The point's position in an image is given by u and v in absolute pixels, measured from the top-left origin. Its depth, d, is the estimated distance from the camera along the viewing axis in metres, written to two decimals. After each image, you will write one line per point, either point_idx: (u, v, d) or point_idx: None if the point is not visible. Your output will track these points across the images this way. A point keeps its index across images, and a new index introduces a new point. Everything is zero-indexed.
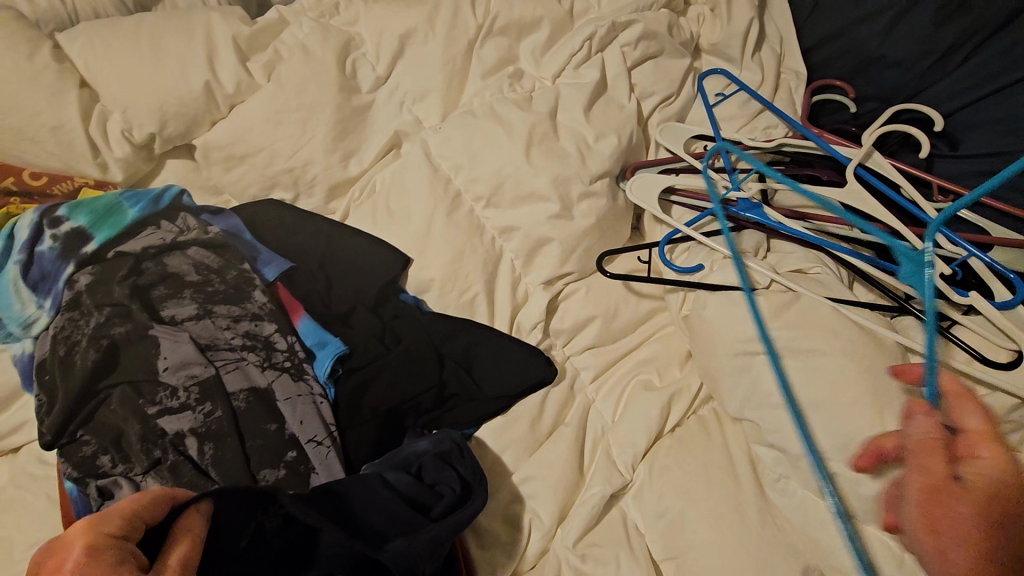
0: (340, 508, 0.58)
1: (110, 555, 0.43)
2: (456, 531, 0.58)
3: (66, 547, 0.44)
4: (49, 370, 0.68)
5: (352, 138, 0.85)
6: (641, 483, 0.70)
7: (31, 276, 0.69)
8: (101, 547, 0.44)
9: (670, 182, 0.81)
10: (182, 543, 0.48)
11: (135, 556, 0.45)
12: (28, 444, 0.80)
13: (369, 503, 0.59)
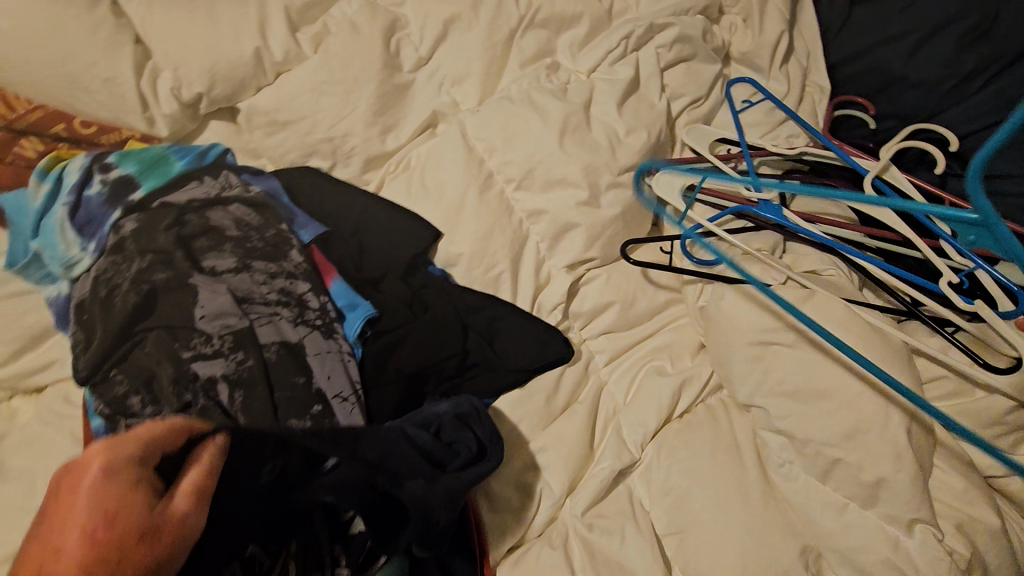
0: (352, 447, 0.55)
1: (125, 489, 0.41)
2: (469, 486, 0.62)
3: (79, 467, 0.41)
4: (87, 310, 0.70)
5: (391, 114, 0.88)
6: (650, 462, 0.73)
7: (77, 218, 0.71)
8: (112, 479, 0.41)
9: (693, 180, 0.84)
10: (194, 474, 0.45)
11: (150, 489, 0.42)
12: (56, 383, 0.83)
13: (388, 449, 0.58)
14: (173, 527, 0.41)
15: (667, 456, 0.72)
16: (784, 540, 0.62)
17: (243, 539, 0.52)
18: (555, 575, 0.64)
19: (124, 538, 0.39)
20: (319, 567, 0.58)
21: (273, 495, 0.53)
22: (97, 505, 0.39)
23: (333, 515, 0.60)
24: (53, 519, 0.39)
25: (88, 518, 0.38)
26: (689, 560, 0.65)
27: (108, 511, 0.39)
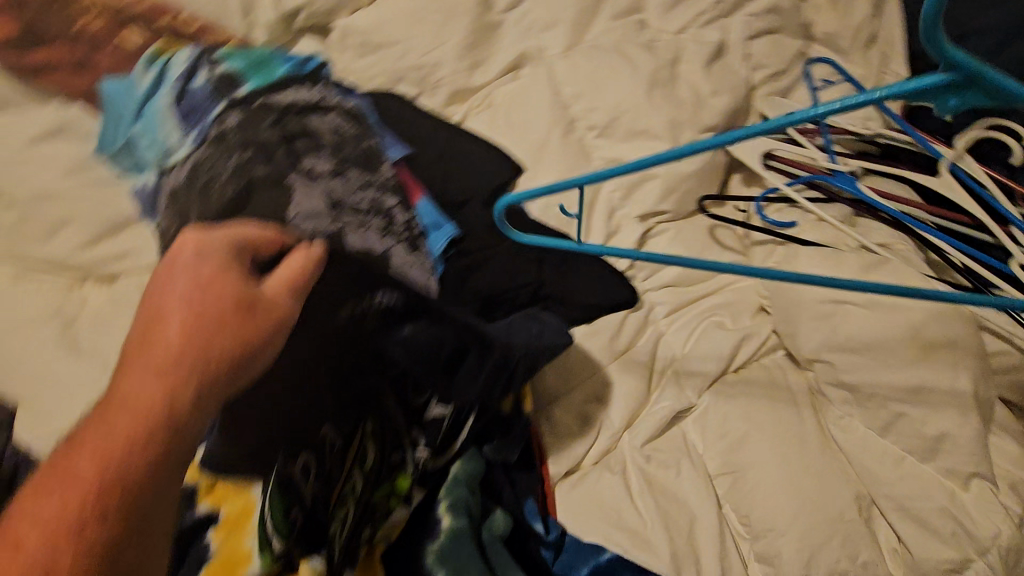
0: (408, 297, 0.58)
1: (219, 264, 0.50)
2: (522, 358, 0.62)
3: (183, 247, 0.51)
4: (182, 197, 0.72)
5: (481, 51, 0.90)
6: (707, 407, 0.75)
7: (182, 107, 0.74)
8: (212, 258, 0.50)
9: (771, 146, 0.86)
10: (285, 271, 0.52)
11: (247, 272, 0.51)
12: (126, 273, 0.85)
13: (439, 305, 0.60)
14: (262, 301, 0.50)
15: (725, 403, 0.74)
16: (840, 487, 0.64)
17: (324, 403, 0.54)
18: (615, 497, 0.67)
19: (219, 297, 0.48)
20: (397, 446, 0.59)
21: (344, 353, 0.55)
22: (197, 274, 0.49)
23: (410, 401, 0.60)
24: (163, 277, 0.50)
25: (192, 281, 0.48)
26: (743, 497, 0.67)
27: (207, 277, 0.49)
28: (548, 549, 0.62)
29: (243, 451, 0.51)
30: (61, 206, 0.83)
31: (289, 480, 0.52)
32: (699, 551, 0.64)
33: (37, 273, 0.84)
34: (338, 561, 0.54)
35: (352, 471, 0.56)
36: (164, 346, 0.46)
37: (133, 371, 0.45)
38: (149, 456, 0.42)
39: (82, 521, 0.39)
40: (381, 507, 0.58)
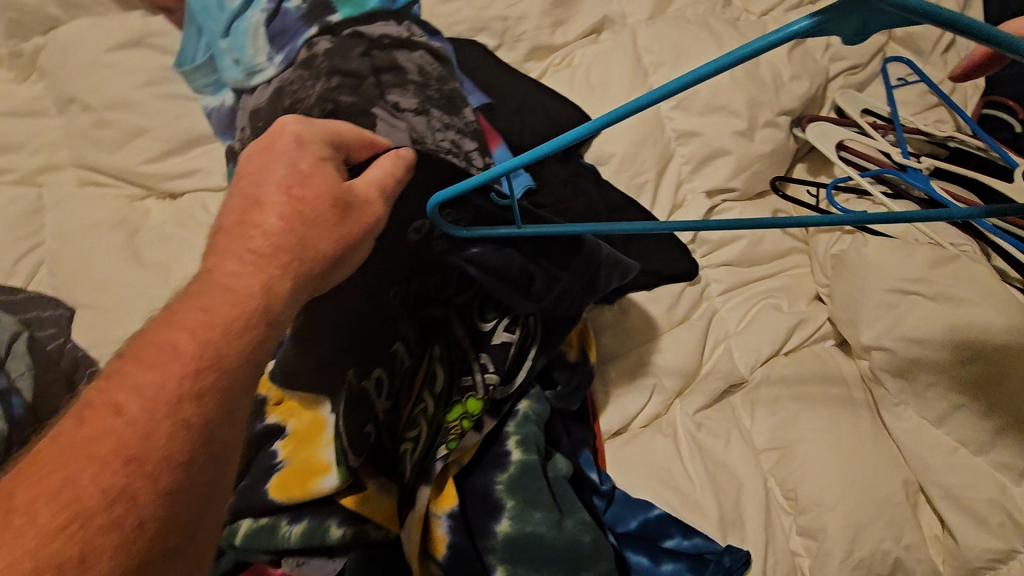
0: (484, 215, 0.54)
1: (314, 158, 0.47)
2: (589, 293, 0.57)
3: (275, 136, 0.48)
4: (264, 117, 0.72)
5: (565, 9, 0.90)
6: (759, 383, 0.76)
7: (273, 27, 0.74)
8: (306, 153, 0.47)
9: (844, 136, 0.86)
10: (379, 171, 0.49)
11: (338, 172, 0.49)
12: (194, 191, 0.88)
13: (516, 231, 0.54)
14: (356, 199, 0.47)
15: (775, 381, 0.75)
16: (887, 471, 0.66)
17: (393, 315, 0.56)
18: (666, 458, 0.69)
19: (316, 193, 0.46)
20: (466, 368, 0.58)
21: (413, 274, 0.57)
22: (292, 168, 0.46)
23: (475, 327, 0.59)
24: (256, 167, 0.47)
25: (288, 173, 0.46)
26: (789, 472, 0.68)
27: (302, 171, 0.46)
28: (601, 497, 0.64)
29: (324, 363, 0.54)
30: (135, 115, 0.86)
31: (364, 395, 0.54)
32: (745, 519, 0.66)
33: (111, 183, 0.88)
34: (410, 483, 0.54)
35: (423, 392, 0.58)
36: (260, 240, 0.44)
37: (229, 263, 0.44)
38: (245, 344, 0.41)
39: (181, 401, 0.38)
40: (452, 431, 0.56)
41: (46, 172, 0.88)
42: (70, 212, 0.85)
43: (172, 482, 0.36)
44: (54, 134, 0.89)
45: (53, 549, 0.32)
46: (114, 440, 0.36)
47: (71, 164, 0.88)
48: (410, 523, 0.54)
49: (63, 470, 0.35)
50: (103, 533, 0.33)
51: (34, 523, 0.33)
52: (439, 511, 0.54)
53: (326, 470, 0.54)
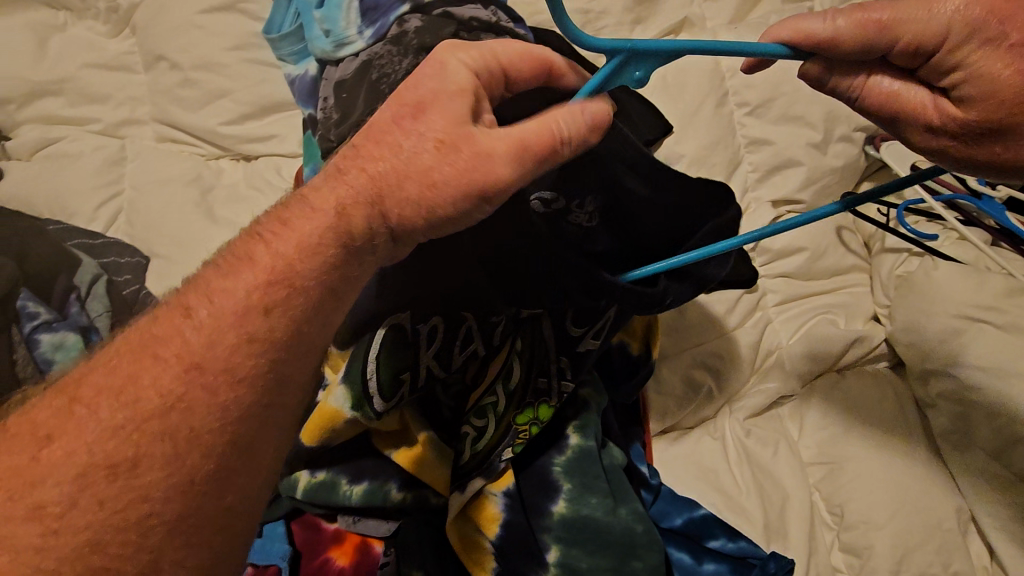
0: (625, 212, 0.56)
1: (454, 87, 0.46)
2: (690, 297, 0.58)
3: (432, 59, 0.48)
4: (349, 88, 0.74)
5: (646, 6, 0.90)
6: (813, 397, 0.75)
7: (366, 3, 0.76)
8: (447, 93, 0.46)
9: (918, 157, 0.83)
10: (535, 125, 0.45)
11: (474, 109, 0.47)
12: (268, 155, 0.90)
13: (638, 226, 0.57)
14: (473, 145, 0.45)
15: (828, 393, 0.75)
16: (934, 497, 0.66)
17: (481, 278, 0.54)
18: (714, 461, 0.69)
19: (429, 131, 0.45)
20: (544, 370, 0.57)
21: (503, 262, 0.54)
22: (421, 103, 0.46)
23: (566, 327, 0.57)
24: (400, 90, 0.48)
25: (412, 104, 0.46)
26: (837, 488, 0.68)
27: (424, 109, 0.46)
28: (649, 490, 0.65)
29: (386, 306, 0.53)
30: (220, 77, 0.89)
31: (416, 337, 0.53)
32: (789, 528, 0.66)
33: (189, 141, 0.91)
34: (465, 466, 0.55)
35: (496, 383, 0.57)
36: (356, 165, 0.47)
37: (320, 182, 0.47)
38: (316, 266, 0.44)
39: (240, 322, 0.41)
40: (520, 434, 0.55)
41: (126, 126, 0.91)
42: (147, 165, 0.88)
43: (225, 399, 0.40)
44: (137, 89, 0.92)
45: (111, 448, 0.37)
46: (178, 350, 0.40)
47: (151, 120, 0.92)
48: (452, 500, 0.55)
49: (134, 364, 0.39)
50: (158, 440, 0.38)
51: (96, 418, 0.37)
52: (491, 496, 0.55)
53: (341, 414, 0.54)
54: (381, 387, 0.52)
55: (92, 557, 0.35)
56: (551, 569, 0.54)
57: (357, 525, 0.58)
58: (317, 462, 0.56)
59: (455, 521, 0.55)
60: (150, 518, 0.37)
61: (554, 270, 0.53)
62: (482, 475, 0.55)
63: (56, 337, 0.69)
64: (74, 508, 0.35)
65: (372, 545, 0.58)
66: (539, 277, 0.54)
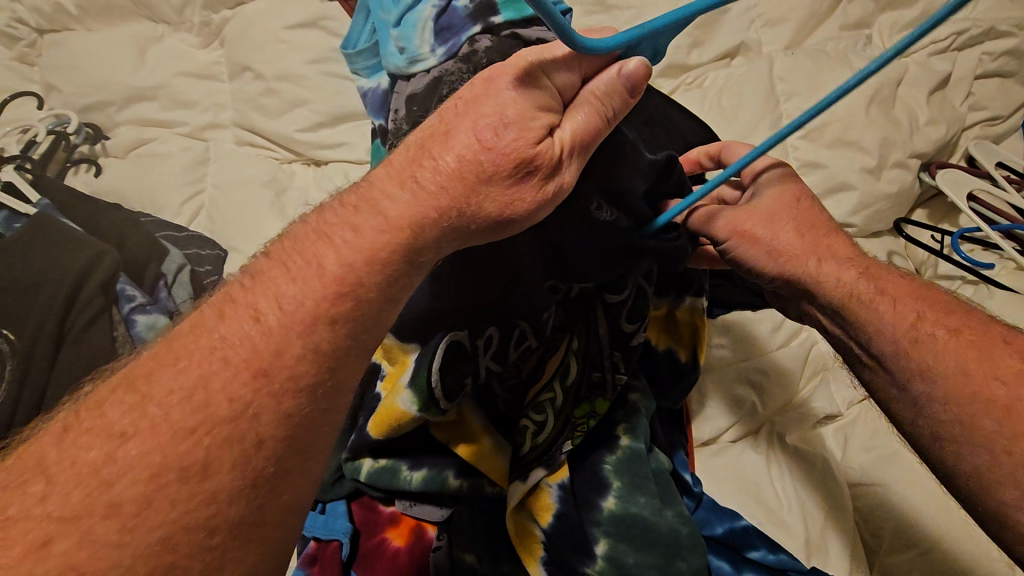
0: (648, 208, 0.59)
1: (522, 109, 0.48)
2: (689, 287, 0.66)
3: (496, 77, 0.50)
4: (419, 102, 0.79)
5: (704, 31, 0.93)
6: (858, 419, 0.74)
7: (440, 22, 0.81)
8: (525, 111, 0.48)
9: (974, 187, 0.83)
10: (584, 117, 0.50)
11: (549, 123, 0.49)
12: (336, 161, 0.97)
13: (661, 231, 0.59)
14: (548, 162, 0.48)
15: (877, 417, 0.74)
16: None
17: (530, 292, 0.56)
18: (757, 475, 0.71)
19: (510, 143, 0.47)
20: (597, 365, 0.61)
21: (551, 268, 0.58)
22: (500, 120, 0.48)
23: (615, 325, 0.61)
24: (471, 95, 0.50)
25: (493, 116, 0.48)
26: (885, 511, 0.68)
27: (506, 125, 0.47)
28: (691, 498, 0.67)
29: (434, 312, 0.58)
30: (299, 88, 0.96)
31: (474, 350, 0.57)
32: (830, 546, 0.66)
33: (265, 146, 0.98)
34: (526, 457, 0.60)
35: (552, 381, 0.60)
36: (431, 177, 0.48)
37: (391, 190, 0.48)
38: (386, 266, 0.46)
39: (315, 316, 0.44)
40: (578, 427, 0.60)
41: (208, 129, 0.99)
42: (228, 166, 0.95)
43: (292, 405, 0.42)
44: (221, 97, 1.00)
45: (183, 451, 0.39)
46: (253, 354, 0.42)
47: (232, 125, 0.99)
48: (512, 489, 0.59)
49: (202, 368, 0.41)
50: (225, 446, 0.40)
51: (169, 418, 0.39)
52: (546, 486, 0.59)
53: (406, 413, 0.57)
54: (443, 392, 0.56)
55: (163, 554, 0.37)
56: (598, 562, 0.56)
57: (413, 508, 0.61)
58: (377, 449, 0.61)
59: (517, 509, 0.58)
60: (214, 520, 0.39)
61: (605, 276, 0.58)
62: (542, 465, 0.59)
63: (149, 318, 0.75)
64: (165, 490, 0.38)
65: (425, 530, 0.62)
66: (587, 281, 0.59)
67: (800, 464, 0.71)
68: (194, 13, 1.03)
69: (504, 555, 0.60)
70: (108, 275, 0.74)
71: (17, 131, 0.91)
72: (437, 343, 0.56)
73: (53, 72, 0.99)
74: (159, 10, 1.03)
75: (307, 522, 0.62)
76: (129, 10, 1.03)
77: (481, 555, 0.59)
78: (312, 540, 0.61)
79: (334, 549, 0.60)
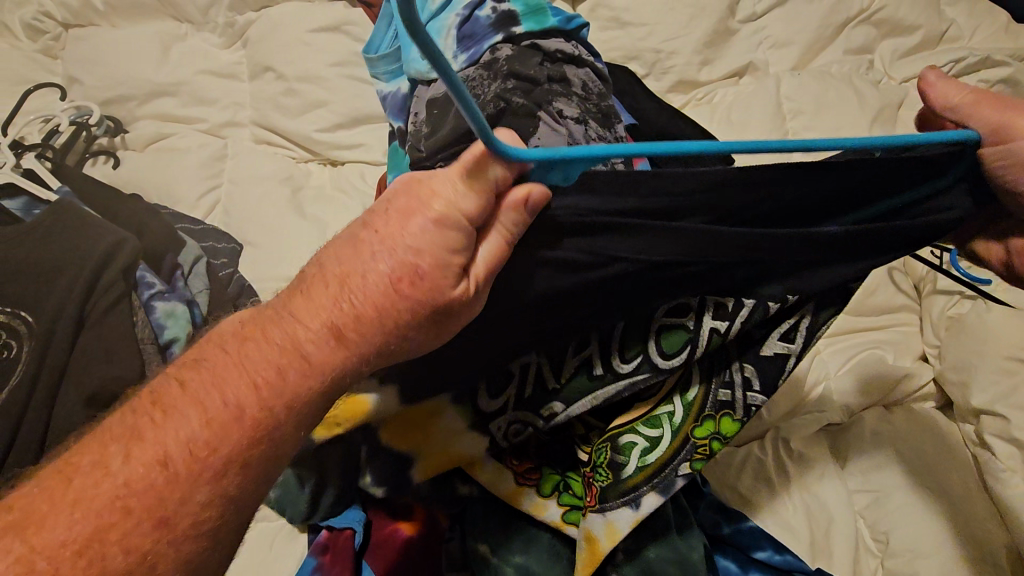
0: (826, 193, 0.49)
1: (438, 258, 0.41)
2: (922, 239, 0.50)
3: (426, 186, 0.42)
4: (439, 104, 0.81)
5: (714, 50, 0.97)
6: (862, 425, 0.76)
7: (463, 30, 0.83)
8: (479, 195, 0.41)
9: None
10: (495, 246, 0.43)
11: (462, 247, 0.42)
12: (352, 162, 0.98)
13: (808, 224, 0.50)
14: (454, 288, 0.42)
15: (878, 424, 0.76)
16: (980, 531, 0.68)
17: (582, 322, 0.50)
18: (767, 477, 0.71)
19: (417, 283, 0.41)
20: (725, 374, 0.53)
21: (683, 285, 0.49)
22: (420, 232, 0.41)
23: (749, 335, 0.54)
24: (393, 217, 0.42)
25: (406, 256, 0.41)
26: (888, 518, 0.70)
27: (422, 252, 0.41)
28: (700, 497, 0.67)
29: (500, 316, 0.48)
30: (320, 89, 0.98)
31: (528, 372, 0.52)
32: (835, 548, 0.68)
33: (283, 145, 0.99)
34: (631, 483, 0.53)
35: (672, 394, 0.54)
36: (357, 300, 0.41)
37: (312, 312, 0.41)
38: (421, 291, 0.41)
39: (368, 325, 0.41)
40: (700, 449, 0.53)
41: (227, 127, 1.00)
42: (246, 163, 0.96)
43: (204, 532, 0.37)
44: (241, 95, 1.02)
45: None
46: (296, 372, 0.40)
47: (250, 123, 1.01)
48: (618, 515, 0.53)
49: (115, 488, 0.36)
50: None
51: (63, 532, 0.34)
52: (546, 500, 0.57)
53: (444, 411, 0.53)
54: (486, 387, 0.52)
55: None
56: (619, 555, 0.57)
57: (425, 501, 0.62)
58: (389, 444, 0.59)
59: (565, 516, 0.56)
60: None
61: (741, 276, 0.49)
62: (655, 488, 0.53)
63: (167, 306, 0.76)
64: None
65: (439, 520, 0.63)
66: (721, 280, 0.49)
67: (809, 470, 0.72)
68: (219, 14, 1.05)
69: (515, 544, 0.58)
70: (130, 262, 0.75)
71: (37, 120, 0.91)
72: (494, 356, 0.50)
73: (76, 66, 1.00)
74: (185, 10, 1.05)
75: None
76: (154, 9, 1.05)
77: (493, 543, 0.58)
78: (325, 529, 0.62)
79: (346, 537, 0.62)
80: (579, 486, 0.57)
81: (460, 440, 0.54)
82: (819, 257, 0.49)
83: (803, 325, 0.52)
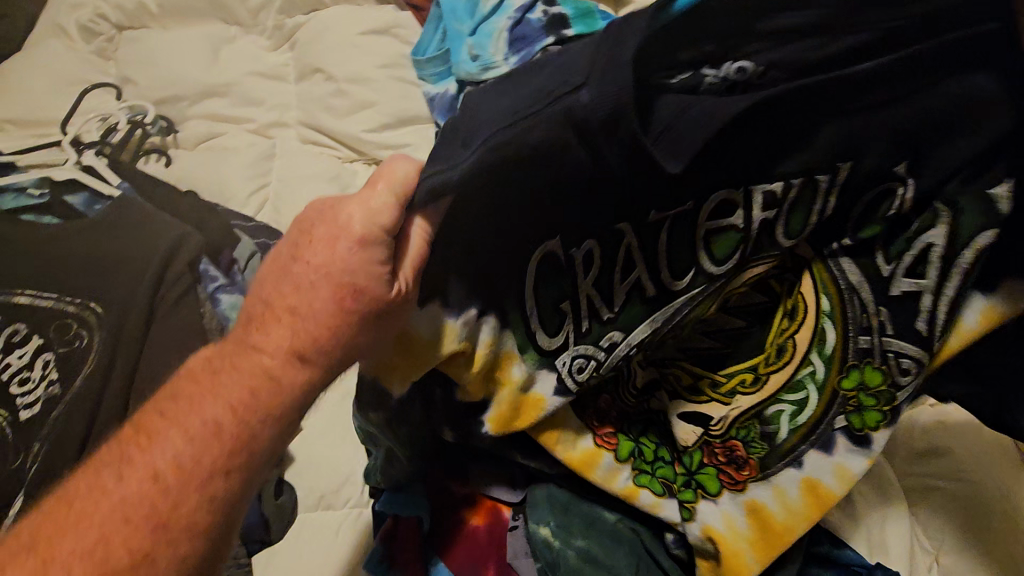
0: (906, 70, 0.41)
1: (361, 261, 0.40)
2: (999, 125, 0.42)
3: (327, 222, 0.42)
4: None
5: None
6: (908, 425, 0.77)
7: (515, 32, 0.85)
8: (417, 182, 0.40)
9: None
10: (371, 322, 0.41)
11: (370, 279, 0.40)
12: None
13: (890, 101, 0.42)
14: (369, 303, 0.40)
15: (925, 422, 0.77)
16: None
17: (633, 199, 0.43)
18: None
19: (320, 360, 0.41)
20: (862, 326, 0.51)
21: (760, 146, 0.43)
22: (346, 254, 0.40)
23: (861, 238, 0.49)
24: (308, 238, 0.42)
25: (314, 350, 0.41)
26: (942, 515, 0.71)
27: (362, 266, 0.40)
28: None
29: (498, 225, 0.41)
30: (367, 90, 1.00)
31: (569, 264, 0.46)
32: (891, 546, 0.67)
33: (330, 145, 1.01)
34: (785, 445, 0.55)
35: (809, 354, 0.53)
36: (278, 337, 0.41)
37: (239, 359, 0.42)
38: (368, 301, 0.40)
39: (293, 381, 0.41)
40: (848, 400, 0.53)
41: (274, 127, 1.02)
42: (294, 162, 0.98)
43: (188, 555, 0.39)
44: (287, 96, 1.03)
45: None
46: (223, 438, 0.40)
47: (296, 123, 1.02)
48: (785, 479, 0.55)
49: (101, 529, 0.38)
50: None
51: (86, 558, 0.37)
52: (624, 466, 0.56)
53: (515, 356, 0.48)
54: (541, 323, 0.47)
55: None
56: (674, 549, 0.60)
57: (487, 490, 0.62)
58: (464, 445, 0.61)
59: (638, 480, 0.56)
60: None
61: (772, 141, 0.42)
62: (815, 445, 0.55)
63: (232, 298, 0.76)
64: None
65: (503, 510, 0.63)
66: (744, 144, 0.42)
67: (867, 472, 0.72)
68: (268, 17, 1.08)
69: (577, 529, 0.58)
70: (193, 255, 0.77)
71: (96, 119, 0.95)
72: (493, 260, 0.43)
73: (130, 67, 1.03)
74: (235, 13, 1.08)
75: (383, 500, 0.63)
76: (205, 12, 1.08)
77: (555, 528, 0.58)
78: (389, 517, 0.63)
79: (412, 526, 0.62)
80: (649, 454, 0.57)
81: (535, 381, 0.50)
82: (869, 102, 0.42)
83: (936, 257, 0.47)
